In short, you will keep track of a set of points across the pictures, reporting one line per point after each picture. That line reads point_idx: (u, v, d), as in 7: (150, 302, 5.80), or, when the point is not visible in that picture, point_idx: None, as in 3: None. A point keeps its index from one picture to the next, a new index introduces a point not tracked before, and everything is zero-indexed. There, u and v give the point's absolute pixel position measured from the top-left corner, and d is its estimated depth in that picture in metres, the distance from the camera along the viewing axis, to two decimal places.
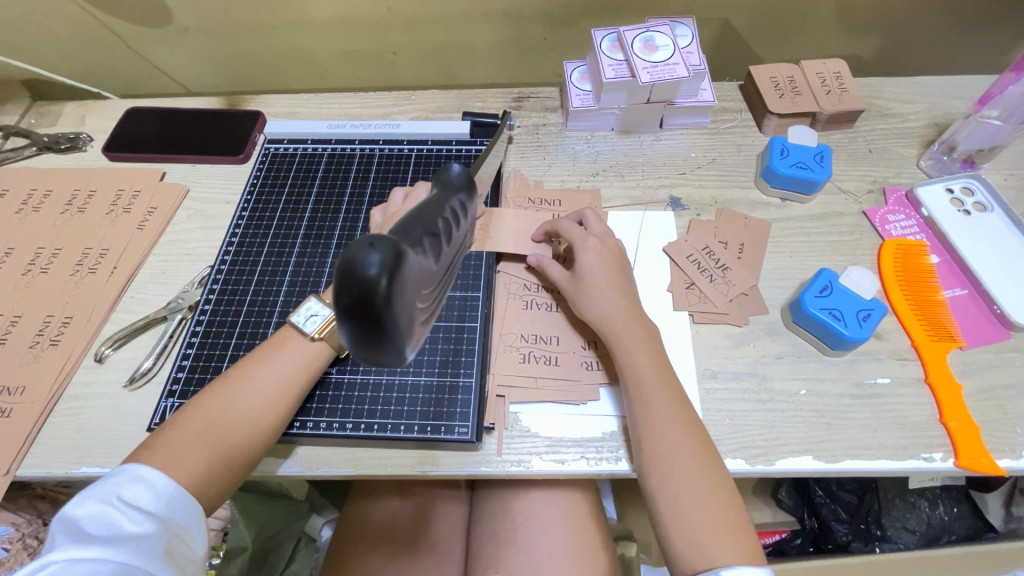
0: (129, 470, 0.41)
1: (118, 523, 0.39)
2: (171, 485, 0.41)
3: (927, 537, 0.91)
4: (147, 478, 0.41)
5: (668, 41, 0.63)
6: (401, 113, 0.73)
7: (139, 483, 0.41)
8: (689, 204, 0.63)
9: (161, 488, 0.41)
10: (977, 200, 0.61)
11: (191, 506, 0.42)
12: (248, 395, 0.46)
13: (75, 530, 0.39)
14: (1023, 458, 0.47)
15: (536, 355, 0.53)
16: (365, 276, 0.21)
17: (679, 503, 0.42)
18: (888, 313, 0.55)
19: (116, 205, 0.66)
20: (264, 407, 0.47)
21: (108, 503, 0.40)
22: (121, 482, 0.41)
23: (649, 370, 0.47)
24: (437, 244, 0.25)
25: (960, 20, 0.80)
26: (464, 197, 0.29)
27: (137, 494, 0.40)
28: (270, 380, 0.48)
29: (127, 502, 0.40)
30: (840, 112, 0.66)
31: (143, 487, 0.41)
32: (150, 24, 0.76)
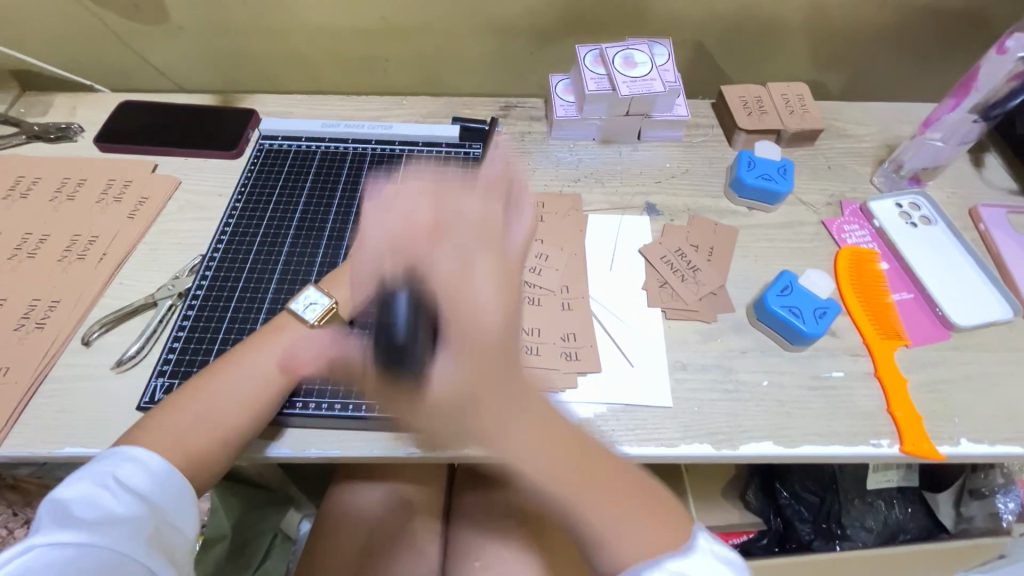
0: (122, 452, 0.43)
1: (109, 505, 0.41)
2: (164, 466, 0.44)
3: (884, 535, 0.95)
4: (141, 460, 0.43)
5: (646, 58, 0.68)
6: (392, 117, 0.76)
7: (132, 465, 0.43)
8: (664, 210, 0.68)
9: (154, 469, 0.43)
10: (923, 214, 0.67)
11: (182, 488, 0.44)
12: (245, 378, 0.48)
13: (63, 511, 0.40)
14: (960, 445, 0.52)
15: (518, 346, 0.55)
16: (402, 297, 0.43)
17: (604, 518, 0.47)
18: (842, 313, 0.59)
19: (107, 194, 0.67)
20: (259, 389, 0.48)
21: (101, 484, 0.41)
22: (113, 462, 0.42)
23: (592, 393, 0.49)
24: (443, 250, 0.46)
25: (910, 53, 0.87)
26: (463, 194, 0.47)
27: (130, 476, 0.42)
28: (267, 365, 0.49)
29: (119, 484, 0.42)
30: (802, 130, 0.71)
31: (136, 468, 0.42)
32: (147, 21, 0.78)
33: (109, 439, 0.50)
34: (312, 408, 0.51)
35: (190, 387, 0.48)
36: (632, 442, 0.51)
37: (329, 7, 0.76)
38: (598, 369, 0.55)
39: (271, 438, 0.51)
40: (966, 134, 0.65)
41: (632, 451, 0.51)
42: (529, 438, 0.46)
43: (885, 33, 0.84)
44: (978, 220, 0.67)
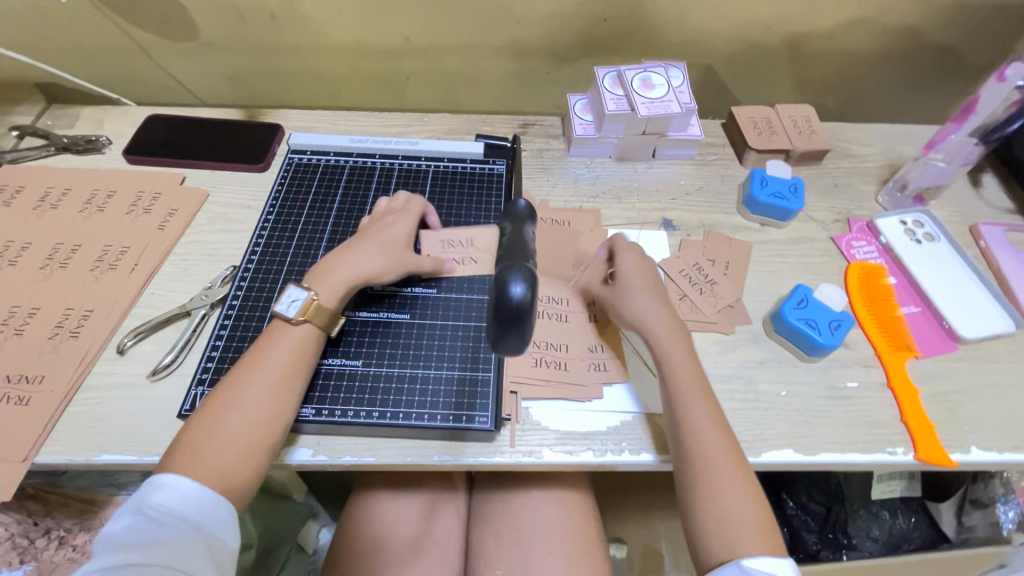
0: (154, 479, 0.43)
1: (150, 529, 0.42)
2: (193, 487, 0.43)
3: (888, 545, 0.97)
4: (168, 483, 0.43)
5: (663, 80, 0.71)
6: (415, 133, 0.78)
7: (162, 490, 0.42)
8: (680, 226, 0.70)
9: (181, 491, 0.42)
10: (927, 231, 0.70)
11: (217, 506, 0.43)
12: (250, 388, 0.47)
13: (114, 538, 0.41)
14: (971, 453, 0.54)
15: (546, 359, 0.57)
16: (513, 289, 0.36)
17: (713, 495, 0.46)
18: (854, 326, 0.62)
19: (136, 205, 0.68)
20: (267, 396, 0.47)
21: (138, 511, 0.42)
22: (148, 490, 0.43)
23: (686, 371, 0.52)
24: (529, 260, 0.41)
25: (908, 78, 0.92)
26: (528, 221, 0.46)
27: (162, 501, 0.42)
28: (270, 371, 0.48)
29: (154, 509, 0.42)
30: (810, 150, 0.74)
31: (164, 493, 0.42)
32: (175, 38, 0.79)
33: (145, 447, 0.51)
34: (350, 415, 0.52)
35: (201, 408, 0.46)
36: (659, 449, 0.53)
37: (354, 26, 0.79)
38: (626, 379, 0.56)
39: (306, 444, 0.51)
40: (969, 155, 0.68)
41: (659, 458, 0.52)
42: (678, 392, 0.51)
43: (885, 59, 0.88)
44: (978, 238, 0.70)
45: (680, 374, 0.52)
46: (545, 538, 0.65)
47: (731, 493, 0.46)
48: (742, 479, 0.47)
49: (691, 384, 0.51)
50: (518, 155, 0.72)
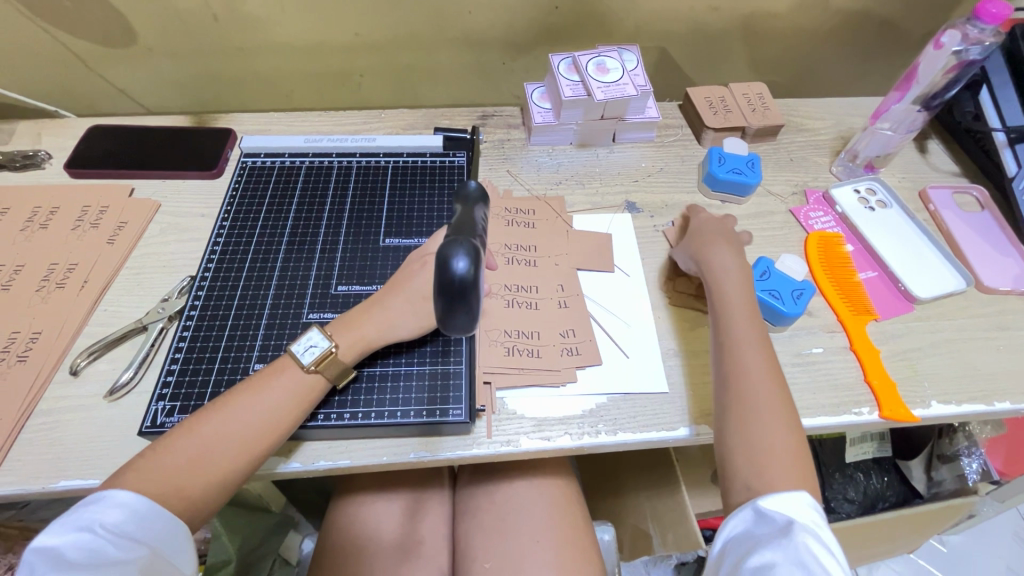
0: (105, 496, 0.41)
1: (99, 549, 0.39)
2: (152, 509, 0.41)
3: (865, 505, 1.00)
4: (123, 500, 0.40)
5: (618, 64, 0.71)
6: (372, 130, 0.77)
7: (117, 509, 0.40)
8: (644, 207, 0.71)
9: (141, 514, 0.40)
10: (879, 198, 0.72)
11: (176, 529, 0.42)
12: (231, 423, 0.45)
13: (54, 559, 0.38)
14: (932, 407, 0.56)
15: (519, 348, 0.57)
16: (457, 267, 0.36)
17: (748, 428, 0.46)
18: (816, 294, 0.63)
19: (83, 220, 0.65)
20: (252, 435, 0.45)
21: (89, 531, 0.39)
22: (94, 508, 0.40)
23: (743, 321, 0.53)
24: (479, 242, 0.40)
25: (854, 52, 0.94)
26: (481, 207, 0.44)
27: (118, 521, 0.40)
28: (257, 409, 0.46)
29: (107, 528, 0.39)
30: (765, 126, 0.76)
31: (124, 515, 0.40)
32: (113, 44, 0.76)
33: (105, 469, 0.48)
34: (320, 418, 0.50)
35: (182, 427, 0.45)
36: (638, 428, 0.53)
37: (302, 24, 0.76)
38: (599, 362, 0.57)
39: (286, 453, 0.50)
40: (913, 123, 0.70)
41: (633, 437, 0.53)
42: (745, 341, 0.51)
43: (831, 35, 0.90)
44: (927, 201, 0.72)
45: (734, 320, 0.53)
46: (530, 526, 0.65)
47: (768, 414, 0.47)
48: (787, 426, 0.47)
49: (744, 325, 0.53)
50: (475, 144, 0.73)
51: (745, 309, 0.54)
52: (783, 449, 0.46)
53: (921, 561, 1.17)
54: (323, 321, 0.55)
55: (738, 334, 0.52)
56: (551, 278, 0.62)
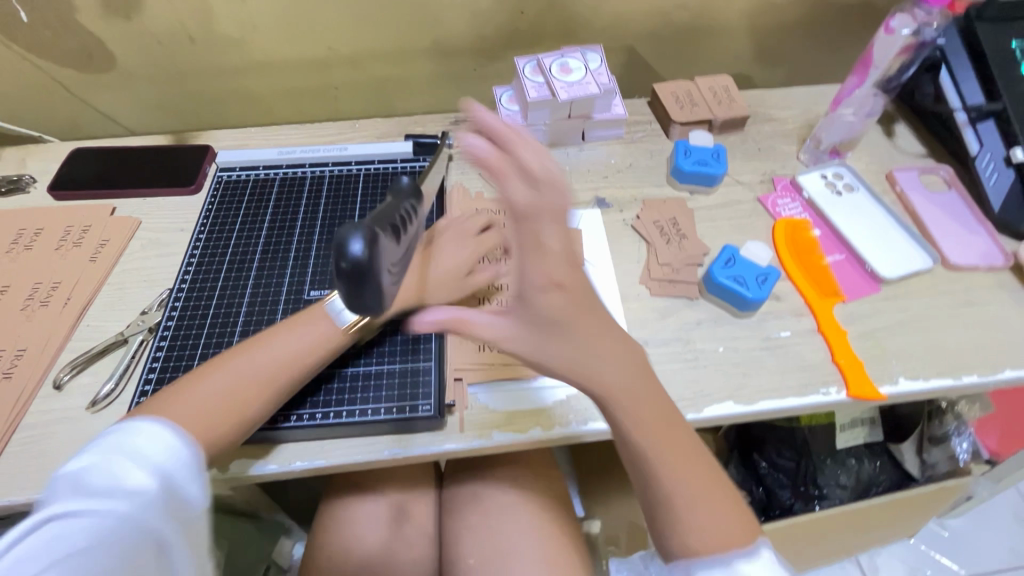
0: (125, 428, 0.42)
1: (122, 473, 0.39)
2: (179, 446, 0.42)
3: (858, 491, 1.00)
4: (158, 432, 0.42)
5: (581, 64, 0.73)
6: (346, 140, 0.79)
7: (151, 441, 0.41)
8: (613, 203, 0.72)
9: (171, 448, 0.41)
10: (846, 182, 0.73)
11: (195, 468, 0.42)
12: (219, 389, 0.47)
13: (75, 484, 0.37)
14: (899, 384, 0.57)
15: (489, 344, 0.58)
16: (351, 250, 0.30)
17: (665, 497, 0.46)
18: (783, 279, 0.64)
19: (66, 240, 0.67)
20: (236, 400, 0.47)
21: (110, 458, 0.39)
22: (125, 437, 0.41)
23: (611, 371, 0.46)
24: (396, 230, 0.34)
25: (821, 41, 0.95)
26: (412, 201, 0.37)
27: (149, 452, 0.41)
28: (244, 376, 0.48)
29: (138, 456, 0.40)
30: (731, 118, 0.77)
31: (154, 444, 0.41)
32: (93, 69, 0.78)
33: None
34: (291, 419, 0.52)
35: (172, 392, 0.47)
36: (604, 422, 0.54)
37: (274, 41, 0.78)
38: None
39: (260, 454, 0.52)
40: (872, 107, 0.72)
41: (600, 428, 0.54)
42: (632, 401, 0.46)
43: (796, 25, 0.92)
44: (894, 183, 0.73)
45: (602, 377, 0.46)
46: (514, 521, 0.66)
47: (674, 475, 0.46)
48: (697, 477, 0.47)
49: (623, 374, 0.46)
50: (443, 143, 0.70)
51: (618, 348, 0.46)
52: (696, 488, 0.46)
53: (922, 546, 1.16)
54: None
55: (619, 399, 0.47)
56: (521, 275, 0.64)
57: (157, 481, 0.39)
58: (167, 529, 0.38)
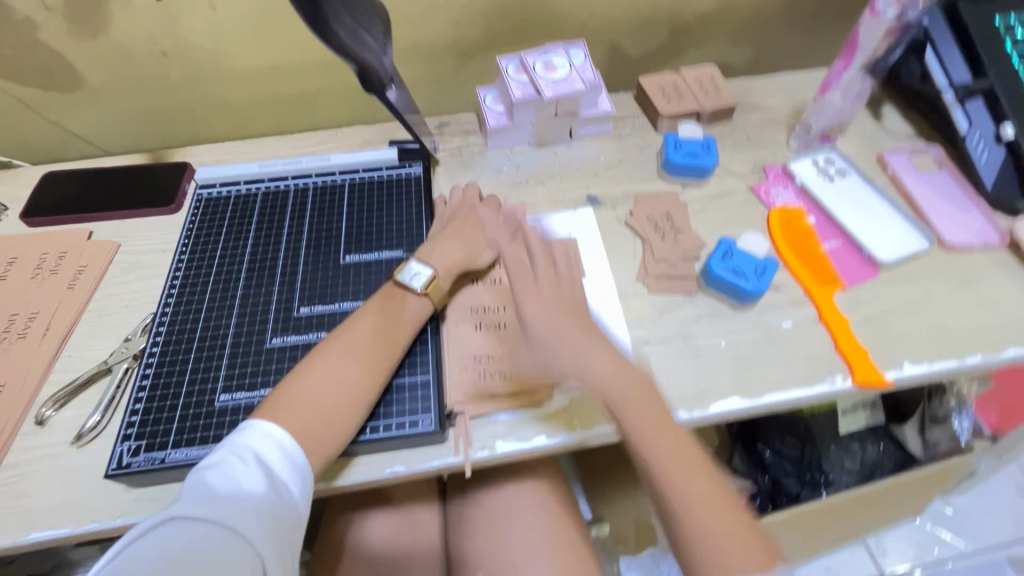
0: (254, 428, 0.45)
1: (240, 477, 0.42)
2: (292, 445, 0.45)
3: (863, 474, 1.00)
4: (275, 435, 0.44)
5: (564, 61, 0.72)
6: (329, 150, 0.77)
7: (272, 444, 0.44)
8: (605, 200, 0.71)
9: (285, 448, 0.44)
10: (838, 167, 0.73)
11: (304, 472, 0.45)
12: (301, 403, 0.47)
13: (203, 482, 0.41)
14: (904, 368, 0.56)
15: (490, 371, 0.55)
16: None
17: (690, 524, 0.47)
18: (781, 268, 0.64)
19: (42, 268, 0.64)
20: (327, 413, 0.47)
21: (237, 456, 0.43)
22: (249, 438, 0.44)
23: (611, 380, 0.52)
24: None
25: (803, 26, 0.95)
26: None
27: (268, 455, 0.43)
28: (327, 389, 0.48)
29: (253, 460, 0.43)
30: (719, 107, 0.76)
31: (271, 443, 0.44)
32: (62, 89, 0.76)
33: (76, 515, 0.47)
34: (365, 432, 0.50)
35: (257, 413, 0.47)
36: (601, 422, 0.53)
37: (249, 52, 0.76)
38: None
39: (335, 472, 0.50)
40: (860, 90, 0.71)
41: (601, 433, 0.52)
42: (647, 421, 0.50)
43: (777, 12, 0.91)
44: (885, 165, 0.73)
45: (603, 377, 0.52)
46: (522, 530, 0.65)
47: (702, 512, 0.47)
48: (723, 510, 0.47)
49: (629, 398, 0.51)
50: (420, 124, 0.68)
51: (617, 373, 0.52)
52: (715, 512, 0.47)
53: (929, 524, 1.17)
54: (287, 345, 0.55)
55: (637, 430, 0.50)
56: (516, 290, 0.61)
57: (267, 487, 0.42)
58: (265, 538, 0.40)
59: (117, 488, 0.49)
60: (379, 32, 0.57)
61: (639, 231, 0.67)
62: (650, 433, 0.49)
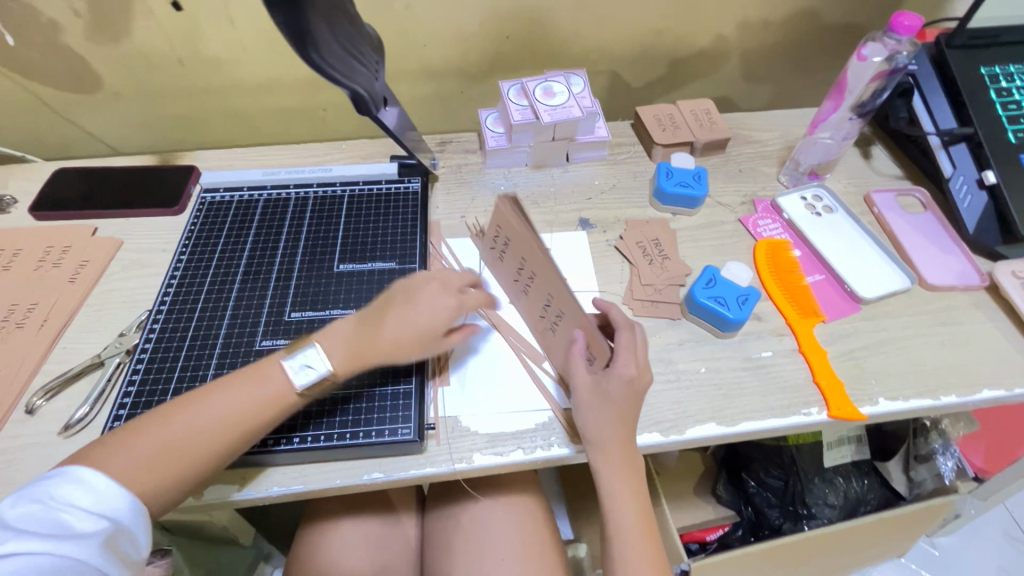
0: (63, 471, 0.42)
1: (57, 520, 0.40)
2: (109, 481, 0.43)
3: (846, 509, 1.00)
4: (87, 479, 0.42)
5: (564, 88, 0.74)
6: (332, 161, 0.79)
7: (87, 488, 0.42)
8: (597, 223, 0.73)
9: (98, 484, 0.42)
10: (825, 204, 0.75)
11: (128, 501, 0.43)
12: (214, 412, 0.46)
13: (5, 531, 0.38)
14: (879, 404, 0.57)
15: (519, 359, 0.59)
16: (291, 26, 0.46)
17: (618, 519, 0.52)
18: (764, 299, 0.65)
19: (45, 260, 0.66)
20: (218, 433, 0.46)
21: (42, 502, 0.40)
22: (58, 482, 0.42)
23: (620, 387, 0.51)
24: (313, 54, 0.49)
25: (799, 66, 0.98)
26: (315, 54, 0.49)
27: (86, 502, 0.41)
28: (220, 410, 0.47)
29: (76, 508, 0.41)
30: (712, 140, 0.78)
31: (81, 486, 0.42)
32: (79, 90, 0.78)
33: None
34: (320, 439, 0.51)
35: (178, 410, 0.47)
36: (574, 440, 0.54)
37: (263, 65, 0.79)
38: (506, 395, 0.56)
39: (283, 478, 0.50)
40: (848, 131, 0.73)
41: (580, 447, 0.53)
42: (605, 426, 0.51)
43: (774, 51, 0.94)
44: (872, 205, 0.75)
45: (613, 387, 0.51)
46: (497, 543, 0.65)
47: (624, 509, 0.52)
48: (640, 524, 0.52)
49: (621, 401, 0.51)
50: (414, 135, 0.70)
51: (626, 387, 0.51)
52: (636, 525, 0.52)
53: (913, 565, 1.16)
54: (276, 348, 0.56)
55: (595, 427, 0.51)
56: (532, 310, 0.58)
57: (92, 524, 0.41)
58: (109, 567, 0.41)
59: None
60: (369, 58, 0.57)
61: (627, 256, 0.69)
62: (611, 440, 0.51)
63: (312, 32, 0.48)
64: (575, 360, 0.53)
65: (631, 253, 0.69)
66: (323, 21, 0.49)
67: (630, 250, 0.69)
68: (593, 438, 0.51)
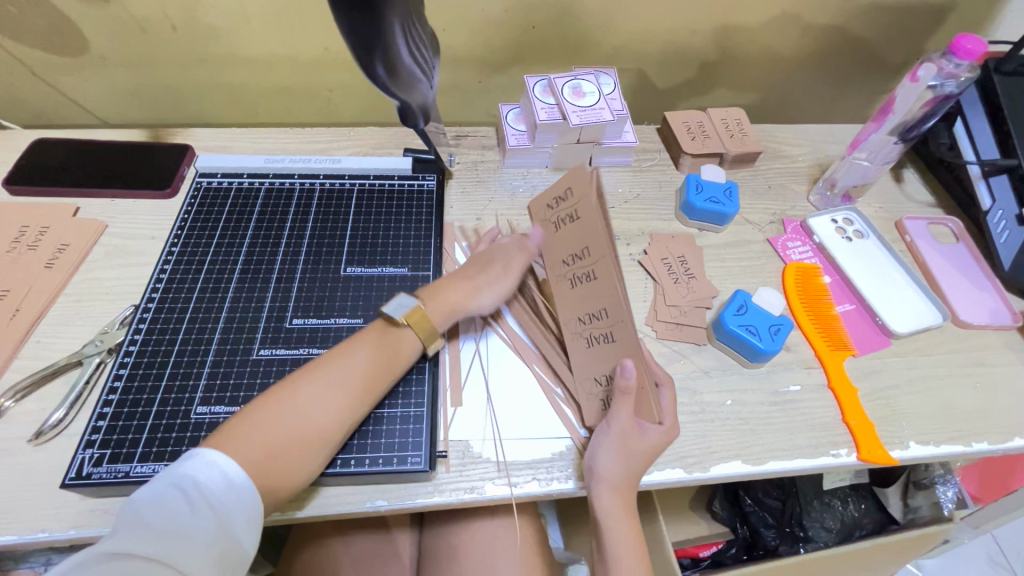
0: (198, 454, 0.40)
1: (180, 513, 0.37)
2: (243, 476, 0.40)
3: (841, 534, 0.99)
4: (221, 465, 0.39)
5: (594, 88, 0.69)
6: (338, 149, 0.74)
7: (218, 474, 0.39)
8: (620, 235, 0.69)
9: (233, 479, 0.39)
10: (856, 228, 0.71)
11: (248, 505, 0.39)
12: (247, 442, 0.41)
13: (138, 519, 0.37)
14: (909, 448, 0.55)
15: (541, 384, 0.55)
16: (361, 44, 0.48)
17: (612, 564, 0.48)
18: (793, 328, 0.62)
19: (19, 241, 0.60)
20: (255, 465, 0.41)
21: (179, 487, 0.38)
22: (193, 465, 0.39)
23: (655, 436, 0.48)
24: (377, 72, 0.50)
25: (831, 78, 0.94)
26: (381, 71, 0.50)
27: (215, 492, 0.38)
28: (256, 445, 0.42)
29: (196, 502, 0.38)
30: (743, 152, 0.74)
31: (217, 473, 0.39)
32: (64, 52, 0.72)
33: (24, 522, 0.43)
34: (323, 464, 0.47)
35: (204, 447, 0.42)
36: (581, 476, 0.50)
37: (269, 39, 0.73)
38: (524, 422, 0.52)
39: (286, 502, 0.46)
40: (888, 153, 0.70)
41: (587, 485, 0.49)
42: (624, 467, 0.47)
43: (807, 61, 0.90)
44: (904, 232, 0.72)
45: (649, 438, 0.48)
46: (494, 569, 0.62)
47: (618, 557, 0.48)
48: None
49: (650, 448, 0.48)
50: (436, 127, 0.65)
51: (660, 438, 0.48)
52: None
53: None
54: (275, 358, 0.52)
55: (615, 469, 0.47)
56: (572, 309, 0.54)
57: (209, 523, 0.38)
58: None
59: (72, 498, 0.45)
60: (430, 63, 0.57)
61: (651, 272, 0.65)
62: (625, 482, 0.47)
63: (381, 45, 0.49)
64: (618, 407, 0.48)
65: (657, 269, 0.65)
66: (396, 31, 0.49)
67: (655, 266, 0.65)
68: (612, 482, 0.47)
